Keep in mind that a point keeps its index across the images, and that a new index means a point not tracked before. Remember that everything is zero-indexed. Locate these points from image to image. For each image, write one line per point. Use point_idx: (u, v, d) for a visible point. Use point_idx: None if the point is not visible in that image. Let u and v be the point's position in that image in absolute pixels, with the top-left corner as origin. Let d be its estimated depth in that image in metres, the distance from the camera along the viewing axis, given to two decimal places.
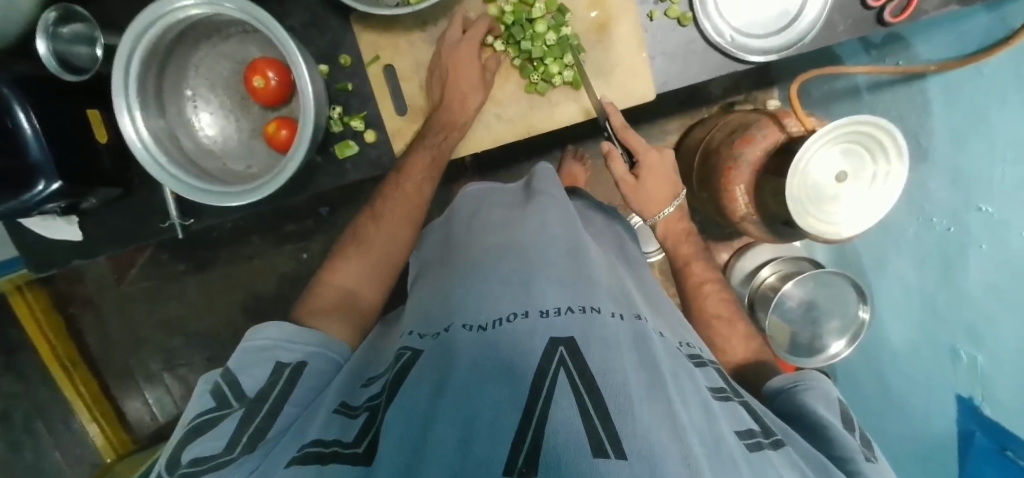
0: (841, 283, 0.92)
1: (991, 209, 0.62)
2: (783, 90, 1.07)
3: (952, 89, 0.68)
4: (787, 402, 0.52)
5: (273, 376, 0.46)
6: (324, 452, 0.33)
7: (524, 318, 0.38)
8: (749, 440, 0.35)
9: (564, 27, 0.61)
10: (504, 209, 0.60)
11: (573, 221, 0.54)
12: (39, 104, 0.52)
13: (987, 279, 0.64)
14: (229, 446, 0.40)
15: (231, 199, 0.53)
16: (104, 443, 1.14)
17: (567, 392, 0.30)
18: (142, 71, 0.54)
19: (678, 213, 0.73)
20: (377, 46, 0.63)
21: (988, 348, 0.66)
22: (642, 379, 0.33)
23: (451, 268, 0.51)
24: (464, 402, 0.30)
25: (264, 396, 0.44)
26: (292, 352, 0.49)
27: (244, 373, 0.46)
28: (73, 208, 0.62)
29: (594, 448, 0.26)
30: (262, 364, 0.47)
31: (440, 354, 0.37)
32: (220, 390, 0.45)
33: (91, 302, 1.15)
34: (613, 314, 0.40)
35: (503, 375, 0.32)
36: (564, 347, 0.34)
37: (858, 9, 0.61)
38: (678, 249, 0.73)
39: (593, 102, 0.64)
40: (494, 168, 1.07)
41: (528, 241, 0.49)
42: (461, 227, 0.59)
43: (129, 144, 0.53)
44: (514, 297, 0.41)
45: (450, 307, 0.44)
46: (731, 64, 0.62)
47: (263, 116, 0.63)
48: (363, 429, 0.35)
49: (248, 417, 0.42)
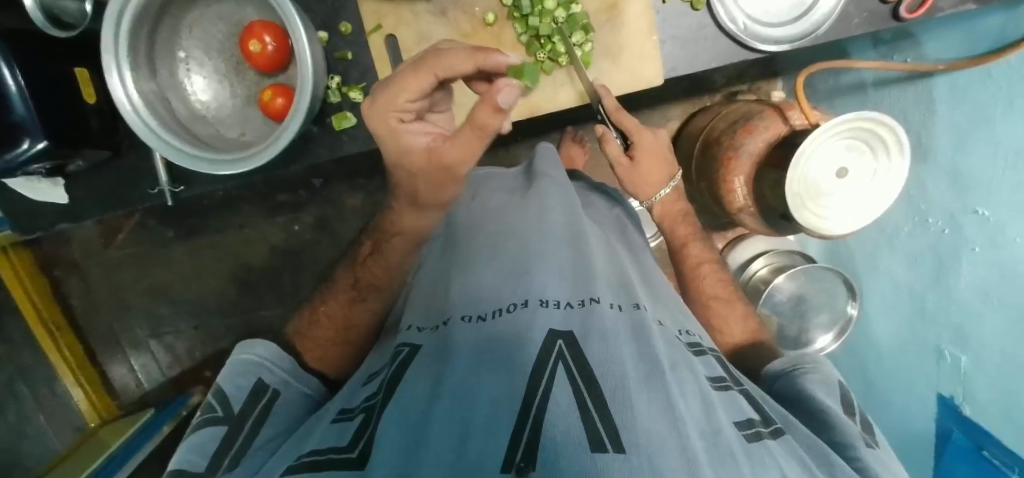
0: (830, 278, 0.93)
1: (987, 213, 0.62)
2: (787, 82, 1.05)
3: (958, 89, 0.67)
4: (785, 385, 0.53)
5: (253, 396, 0.48)
6: (319, 461, 0.32)
7: (525, 307, 0.37)
8: (748, 430, 0.35)
9: (574, 4, 0.59)
10: (505, 195, 0.59)
11: (574, 206, 0.53)
12: (24, 60, 0.50)
13: (977, 284, 0.65)
14: (211, 466, 0.39)
15: (223, 168, 0.51)
16: (90, 410, 1.12)
17: (565, 387, 0.29)
18: (132, 29, 0.52)
19: (675, 193, 0.72)
20: (379, 14, 0.60)
21: (973, 350, 0.68)
22: (640, 371, 0.33)
23: (452, 260, 0.51)
24: (459, 398, 0.29)
25: (246, 416, 0.45)
26: (274, 374, 0.51)
27: (229, 386, 0.47)
28: (59, 170, 0.60)
29: (591, 442, 0.25)
30: (246, 377, 0.49)
31: (436, 351, 0.37)
32: (209, 411, 0.45)
33: (77, 266, 1.13)
34: (611, 305, 0.40)
35: (500, 367, 0.31)
36: (563, 341, 0.33)
37: (874, 3, 0.59)
38: (675, 230, 0.72)
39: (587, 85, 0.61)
40: (490, 149, 1.06)
41: (526, 227, 0.48)
42: (460, 214, 0.59)
43: (118, 107, 0.51)
44: (514, 284, 0.40)
45: (449, 297, 0.44)
46: (740, 53, 0.61)
47: (259, 82, 0.61)
48: (357, 433, 0.34)
49: (231, 431, 0.43)
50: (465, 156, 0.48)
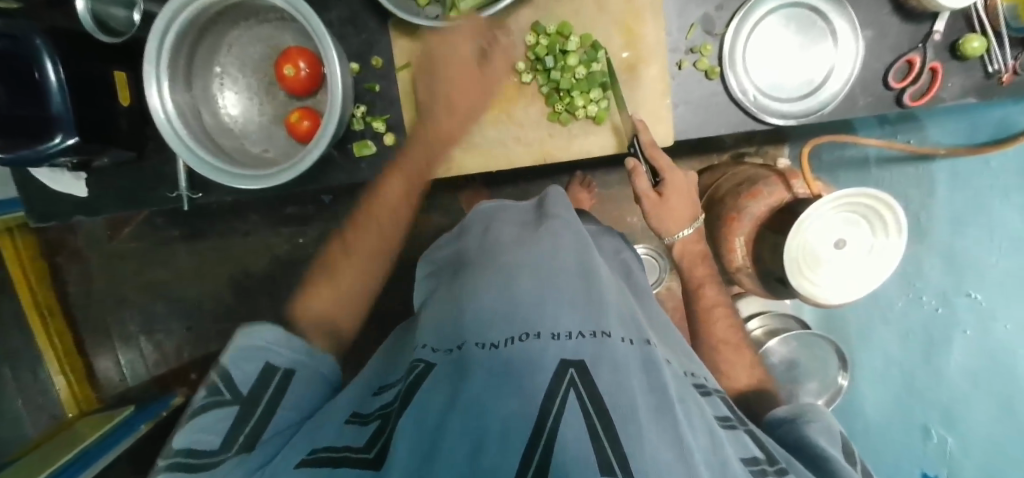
0: (824, 347, 0.94)
1: (979, 297, 0.65)
2: (793, 149, 1.09)
3: (958, 173, 0.69)
4: (790, 432, 0.51)
5: (262, 377, 0.46)
6: (336, 457, 0.33)
7: (536, 339, 0.37)
8: (754, 468, 0.35)
9: (595, 63, 0.62)
10: (517, 226, 0.59)
11: (586, 244, 0.53)
12: (68, 57, 0.52)
13: (969, 364, 0.68)
14: (224, 444, 0.39)
15: (246, 182, 0.53)
16: (68, 399, 1.10)
17: (576, 412, 0.30)
18: (175, 44, 0.54)
19: (697, 234, 0.70)
20: (410, 54, 0.63)
21: (972, 430, 0.68)
22: (650, 404, 0.33)
23: (461, 282, 0.51)
24: (472, 415, 0.31)
25: (258, 399, 0.44)
26: (282, 356, 0.48)
27: (237, 369, 0.45)
28: (84, 165, 0.62)
29: (601, 464, 0.27)
30: (252, 363, 0.46)
31: (452, 371, 0.37)
32: (214, 390, 0.44)
33: (79, 254, 1.14)
34: (623, 339, 0.39)
35: (511, 389, 0.32)
36: (574, 369, 0.34)
37: (880, 89, 0.62)
38: (693, 270, 0.71)
39: (625, 119, 0.64)
40: (501, 184, 1.09)
41: (538, 259, 0.48)
42: (476, 242, 0.60)
43: (153, 114, 0.53)
44: (523, 314, 0.40)
45: (461, 320, 0.44)
46: (750, 123, 0.63)
47: (287, 103, 0.63)
48: (375, 436, 0.35)
49: (242, 418, 0.42)
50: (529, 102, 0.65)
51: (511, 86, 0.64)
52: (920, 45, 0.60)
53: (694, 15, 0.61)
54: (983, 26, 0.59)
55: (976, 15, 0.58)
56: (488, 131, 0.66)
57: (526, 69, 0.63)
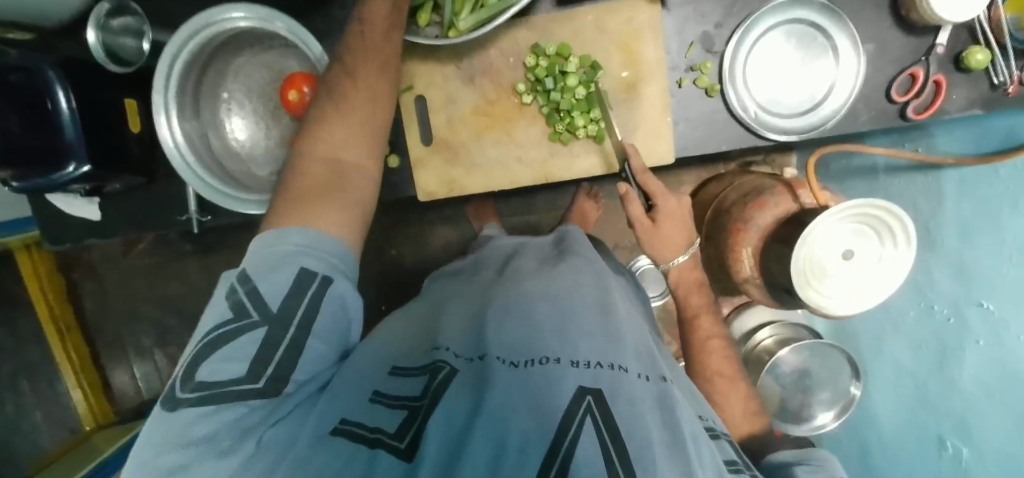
0: (835, 356, 0.92)
1: (991, 306, 0.64)
2: (801, 157, 1.08)
3: (967, 183, 0.68)
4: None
5: (297, 285, 0.39)
6: (366, 435, 0.34)
7: (556, 363, 0.37)
8: None
9: (595, 83, 0.62)
10: (537, 260, 0.59)
11: (605, 282, 0.53)
12: (79, 87, 0.54)
13: (982, 375, 0.67)
14: (249, 376, 0.36)
15: (249, 206, 0.58)
16: (86, 411, 1.15)
17: (593, 440, 0.30)
18: (183, 74, 0.57)
19: (692, 261, 0.68)
20: (412, 76, 0.64)
21: (988, 442, 0.67)
22: (662, 440, 0.33)
23: (481, 301, 0.51)
24: (495, 422, 0.32)
25: (289, 317, 0.38)
26: (318, 261, 0.41)
27: (265, 281, 0.38)
28: (96, 190, 0.64)
29: None
30: (285, 268, 0.39)
31: (475, 383, 0.37)
32: (236, 296, 0.38)
33: (94, 269, 1.16)
34: (638, 375, 0.39)
35: (535, 408, 0.33)
36: (591, 397, 0.33)
37: (883, 102, 0.62)
38: (688, 299, 0.69)
39: (616, 144, 0.62)
40: (507, 195, 1.10)
41: (560, 290, 0.48)
42: (497, 273, 0.59)
43: (162, 144, 0.57)
44: (543, 343, 0.40)
45: (485, 331, 0.44)
46: (751, 139, 0.63)
47: (292, 126, 0.62)
48: (407, 422, 0.35)
49: (271, 344, 0.37)
50: (530, 122, 0.65)
51: (512, 106, 0.65)
52: (923, 58, 0.60)
53: (694, 33, 0.61)
54: (986, 38, 0.58)
55: (980, 27, 0.58)
56: (492, 151, 0.66)
57: (526, 89, 0.64)
